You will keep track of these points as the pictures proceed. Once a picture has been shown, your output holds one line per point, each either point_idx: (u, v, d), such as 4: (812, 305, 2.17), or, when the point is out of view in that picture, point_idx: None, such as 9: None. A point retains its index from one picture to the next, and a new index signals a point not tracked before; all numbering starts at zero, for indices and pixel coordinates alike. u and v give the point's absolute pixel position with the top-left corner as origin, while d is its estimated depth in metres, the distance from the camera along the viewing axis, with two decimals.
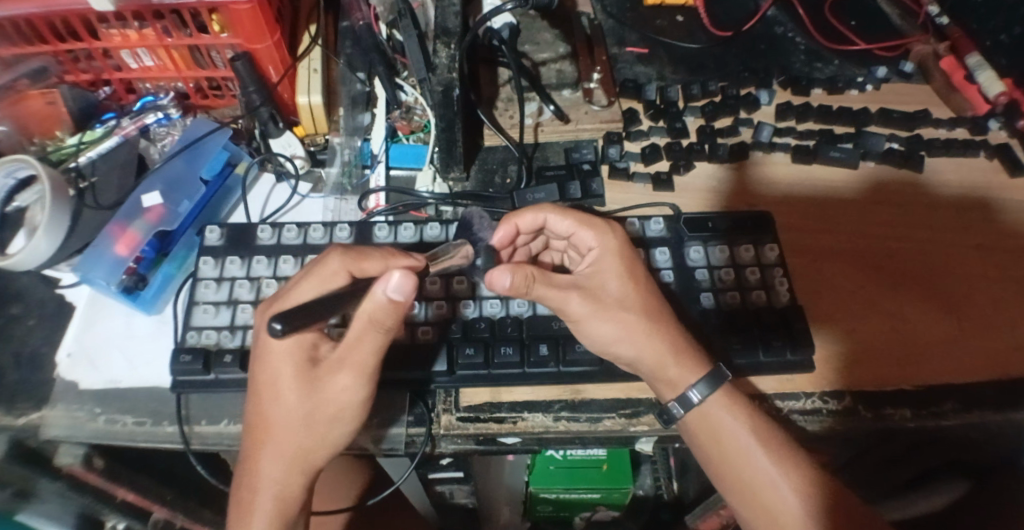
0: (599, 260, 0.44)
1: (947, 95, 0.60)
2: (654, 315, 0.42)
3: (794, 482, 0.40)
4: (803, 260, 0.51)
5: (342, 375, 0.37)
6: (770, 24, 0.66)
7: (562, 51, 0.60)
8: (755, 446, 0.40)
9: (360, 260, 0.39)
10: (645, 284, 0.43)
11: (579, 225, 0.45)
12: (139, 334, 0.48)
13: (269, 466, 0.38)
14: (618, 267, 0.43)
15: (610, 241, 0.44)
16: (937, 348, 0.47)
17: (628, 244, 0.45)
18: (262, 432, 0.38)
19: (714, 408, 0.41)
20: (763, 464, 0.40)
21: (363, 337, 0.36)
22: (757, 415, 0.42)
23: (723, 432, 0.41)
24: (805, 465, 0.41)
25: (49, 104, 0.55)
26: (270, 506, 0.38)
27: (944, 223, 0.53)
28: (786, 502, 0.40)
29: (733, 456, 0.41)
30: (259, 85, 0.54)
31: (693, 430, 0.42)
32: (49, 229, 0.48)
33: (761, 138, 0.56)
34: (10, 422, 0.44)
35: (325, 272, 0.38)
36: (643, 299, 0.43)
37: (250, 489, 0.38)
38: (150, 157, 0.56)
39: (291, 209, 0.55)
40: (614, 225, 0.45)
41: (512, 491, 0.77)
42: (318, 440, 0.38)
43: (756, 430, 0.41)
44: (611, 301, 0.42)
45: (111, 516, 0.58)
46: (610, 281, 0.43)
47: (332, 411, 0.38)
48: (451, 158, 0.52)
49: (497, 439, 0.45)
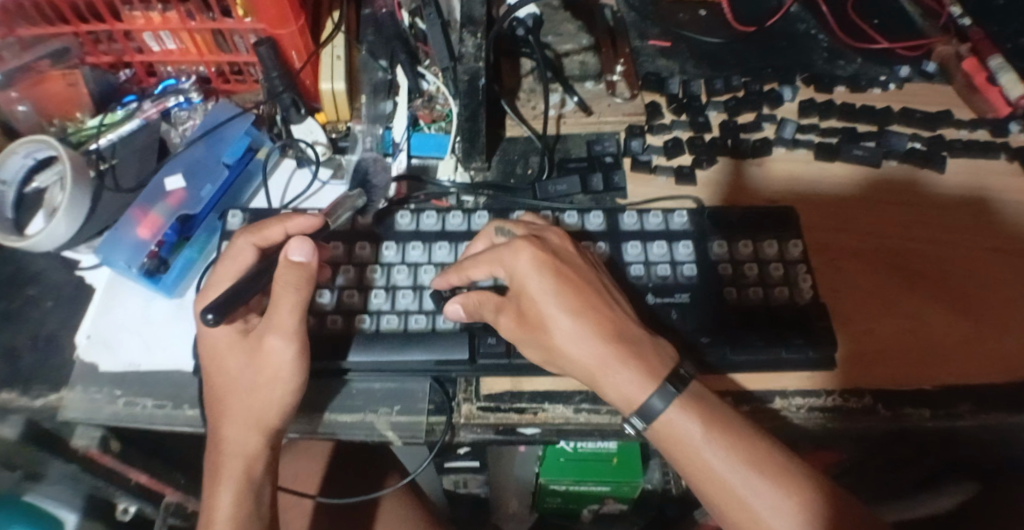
0: (518, 283, 0.40)
1: (968, 97, 0.60)
2: (577, 335, 0.38)
3: (778, 498, 0.35)
4: (823, 258, 0.51)
5: (275, 339, 0.39)
6: (792, 21, 0.65)
7: (585, 42, 0.59)
8: (725, 460, 0.36)
9: (264, 230, 0.42)
10: (569, 300, 0.38)
11: (490, 265, 0.41)
12: (159, 316, 0.48)
13: (229, 438, 0.40)
14: (538, 282, 0.39)
15: (518, 264, 0.40)
16: (954, 350, 0.47)
17: (540, 255, 0.40)
18: (220, 402, 0.40)
19: (676, 423, 0.37)
20: (738, 479, 0.36)
21: (280, 298, 0.39)
22: (725, 423, 0.37)
23: (689, 448, 0.37)
24: (792, 475, 0.36)
25: (70, 85, 0.55)
26: (237, 464, 0.40)
27: (963, 225, 0.53)
28: (771, 522, 0.35)
29: (705, 473, 0.37)
30: (282, 70, 0.53)
31: (662, 445, 0.38)
32: (70, 211, 0.48)
33: (785, 134, 0.56)
34: (28, 403, 0.44)
35: (232, 252, 0.42)
36: (567, 321, 0.38)
37: (215, 451, 0.40)
38: (172, 141, 0.56)
39: (312, 195, 0.55)
40: (521, 246, 0.40)
41: (522, 479, 0.77)
42: (275, 405, 0.40)
43: (726, 439, 0.37)
44: (537, 326, 0.39)
45: (122, 500, 0.57)
46: (532, 302, 0.39)
47: (274, 374, 0.39)
48: (473, 148, 0.52)
49: (517, 431, 0.45)
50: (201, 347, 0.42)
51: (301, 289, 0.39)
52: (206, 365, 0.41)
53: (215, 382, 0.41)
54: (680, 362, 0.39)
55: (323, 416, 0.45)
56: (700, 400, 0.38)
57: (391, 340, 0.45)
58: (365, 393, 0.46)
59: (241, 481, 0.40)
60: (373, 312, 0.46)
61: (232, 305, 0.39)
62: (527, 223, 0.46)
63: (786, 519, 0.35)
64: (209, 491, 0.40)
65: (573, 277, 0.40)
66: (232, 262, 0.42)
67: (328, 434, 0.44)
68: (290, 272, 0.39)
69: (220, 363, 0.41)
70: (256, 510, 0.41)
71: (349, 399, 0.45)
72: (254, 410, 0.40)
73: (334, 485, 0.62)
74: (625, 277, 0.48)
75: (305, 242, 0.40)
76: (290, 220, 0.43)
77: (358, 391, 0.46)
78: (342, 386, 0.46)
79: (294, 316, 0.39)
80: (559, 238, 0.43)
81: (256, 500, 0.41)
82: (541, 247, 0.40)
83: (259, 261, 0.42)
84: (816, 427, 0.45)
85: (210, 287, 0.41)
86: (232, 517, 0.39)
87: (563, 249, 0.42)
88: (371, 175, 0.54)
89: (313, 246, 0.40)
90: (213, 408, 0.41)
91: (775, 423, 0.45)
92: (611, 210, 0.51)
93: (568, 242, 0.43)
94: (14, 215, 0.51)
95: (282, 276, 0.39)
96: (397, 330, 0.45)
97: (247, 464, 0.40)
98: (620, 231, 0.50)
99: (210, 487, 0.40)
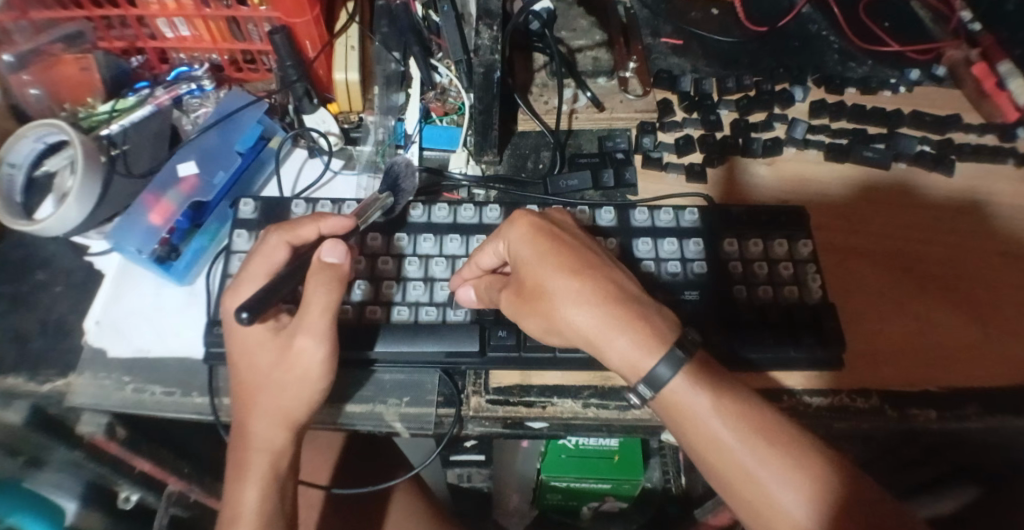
0: (515, 251, 0.40)
1: (978, 103, 0.60)
2: (575, 298, 0.37)
3: (786, 471, 0.35)
4: (835, 259, 0.51)
5: (305, 340, 0.40)
6: (804, 22, 0.65)
7: (598, 39, 0.62)
8: (732, 429, 0.36)
9: (298, 229, 0.43)
10: (566, 262, 0.38)
11: (492, 242, 0.42)
12: (169, 303, 0.48)
13: (257, 433, 0.41)
14: (533, 247, 0.39)
15: (514, 234, 0.40)
16: (962, 351, 0.47)
17: (537, 224, 0.40)
18: (248, 395, 0.41)
19: (682, 391, 0.37)
20: (746, 450, 0.36)
21: (311, 298, 0.39)
22: (731, 394, 0.37)
23: (695, 419, 0.36)
24: (801, 449, 0.36)
25: (82, 70, 0.54)
26: (265, 457, 0.41)
27: (972, 229, 0.53)
28: (780, 495, 0.35)
29: (711, 445, 0.36)
30: (296, 60, 0.53)
31: (666, 416, 0.38)
32: (80, 196, 0.48)
33: (795, 134, 0.56)
34: (36, 389, 0.44)
35: (265, 249, 0.42)
36: (564, 283, 0.38)
37: (243, 446, 0.41)
38: (184, 129, 0.56)
39: (323, 186, 0.55)
40: (518, 214, 0.41)
41: (523, 475, 0.77)
42: (295, 401, 0.41)
43: (733, 410, 0.36)
44: (532, 292, 0.39)
45: (124, 487, 0.57)
46: (528, 269, 0.39)
47: (304, 373, 0.40)
48: (485, 142, 0.52)
49: (524, 424, 0.45)
50: (232, 341, 0.42)
51: (332, 290, 0.40)
52: (234, 356, 0.42)
53: (245, 377, 0.42)
54: (685, 328, 0.38)
55: (345, 407, 0.45)
56: (706, 369, 0.38)
57: (403, 332, 0.45)
58: (374, 384, 0.46)
59: (269, 471, 0.42)
60: (384, 303, 0.46)
61: (267, 303, 0.38)
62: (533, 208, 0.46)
63: (794, 491, 0.35)
64: (235, 483, 0.41)
65: (569, 243, 0.40)
66: (264, 258, 0.41)
67: (347, 426, 0.44)
68: (322, 272, 0.40)
69: (247, 356, 0.41)
70: (279, 508, 0.42)
71: (361, 389, 0.45)
72: (279, 404, 0.41)
73: (346, 476, 0.63)
74: (636, 274, 0.48)
75: (338, 244, 0.41)
76: (324, 220, 0.44)
77: (371, 381, 0.46)
78: (349, 376, 0.46)
79: (325, 318, 0.40)
80: (560, 215, 0.43)
81: (279, 496, 0.42)
82: (539, 217, 0.41)
83: (291, 259, 0.42)
84: (822, 426, 0.45)
85: (243, 281, 0.41)
86: (257, 515, 0.41)
87: (563, 222, 0.42)
88: (402, 180, 0.50)
89: (345, 248, 0.41)
90: (241, 399, 0.42)
91: None
92: (622, 206, 0.51)
93: (569, 218, 0.43)
94: (23, 199, 0.51)
95: (314, 276, 0.40)
96: (407, 321, 0.46)
97: (273, 459, 0.42)
98: (631, 227, 0.50)
99: (235, 482, 0.41)
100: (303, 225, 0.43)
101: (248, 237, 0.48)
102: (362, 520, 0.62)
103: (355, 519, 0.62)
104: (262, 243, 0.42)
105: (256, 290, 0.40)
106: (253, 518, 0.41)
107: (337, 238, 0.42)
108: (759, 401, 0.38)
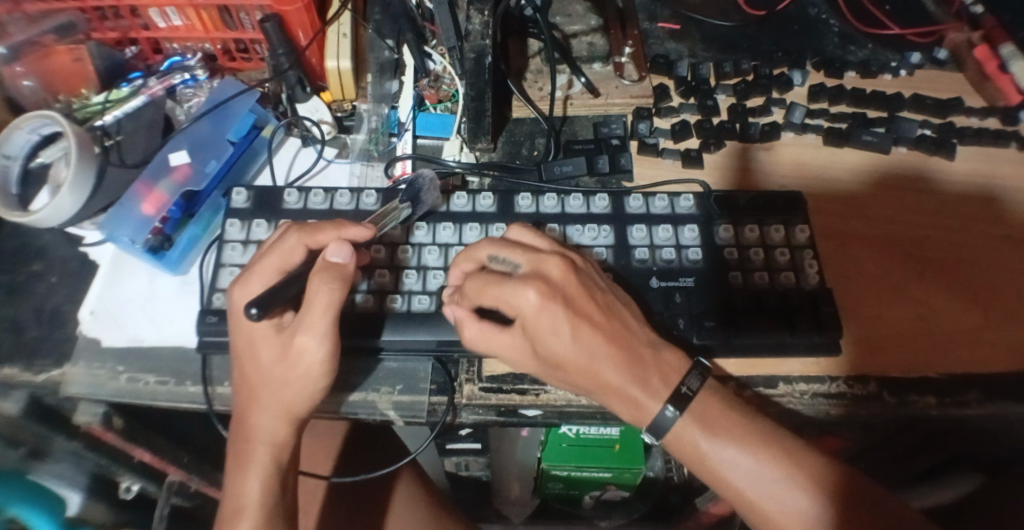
0: (532, 327, 0.38)
1: (979, 85, 0.59)
2: (600, 369, 0.38)
3: (790, 492, 0.37)
4: (832, 244, 0.51)
5: (306, 339, 0.39)
6: (803, 5, 0.65)
7: (593, 24, 0.61)
8: (735, 457, 0.38)
9: (319, 234, 0.42)
10: (585, 336, 0.38)
11: (496, 300, 0.39)
12: (163, 292, 0.49)
13: (258, 425, 0.41)
14: (550, 325, 0.38)
15: (528, 307, 0.38)
16: (962, 340, 0.47)
17: (550, 300, 0.38)
18: (250, 392, 0.41)
19: (687, 429, 0.39)
20: (748, 481, 0.38)
21: (314, 298, 0.39)
22: (733, 422, 0.39)
23: (698, 450, 0.39)
24: (800, 465, 0.38)
25: (76, 60, 0.55)
26: (266, 450, 0.42)
27: (972, 215, 0.52)
28: (790, 512, 0.37)
29: (718, 479, 0.39)
30: (288, 48, 0.53)
31: (675, 450, 0.40)
32: (74, 188, 0.47)
33: (794, 119, 0.56)
34: (31, 378, 0.44)
35: (284, 247, 0.42)
36: (583, 361, 0.38)
37: (244, 439, 0.41)
38: (177, 118, 0.56)
39: (316, 175, 0.55)
40: (526, 286, 0.38)
41: (524, 465, 0.76)
42: (299, 398, 0.41)
43: (735, 442, 0.38)
44: (556, 364, 0.39)
45: (125, 478, 0.57)
46: (547, 346, 0.38)
47: (306, 371, 0.40)
48: (479, 128, 0.51)
49: (518, 412, 0.45)
50: (237, 334, 0.42)
51: (334, 289, 0.39)
52: (238, 351, 0.42)
53: (247, 370, 0.41)
54: (684, 377, 0.39)
55: (348, 395, 0.45)
56: (707, 408, 0.39)
57: (399, 323, 0.45)
58: (372, 370, 0.46)
59: (270, 462, 0.42)
60: (378, 292, 0.46)
61: (275, 303, 0.39)
62: (523, 244, 0.42)
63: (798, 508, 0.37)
64: (236, 472, 0.42)
65: (583, 313, 0.39)
66: (280, 256, 0.41)
67: (349, 415, 0.44)
68: (326, 271, 0.40)
69: (249, 351, 0.41)
70: (280, 501, 0.43)
71: (361, 377, 0.45)
72: (283, 401, 0.41)
73: (347, 465, 0.62)
74: (629, 261, 0.47)
75: (344, 245, 0.41)
76: (346, 227, 0.43)
77: (364, 371, 0.45)
78: (347, 366, 0.46)
79: (327, 318, 0.39)
80: (563, 270, 0.40)
81: (281, 488, 0.43)
82: (545, 288, 0.38)
83: (308, 261, 0.42)
84: (819, 412, 0.44)
85: (252, 275, 0.41)
86: (259, 506, 0.41)
87: (568, 283, 0.39)
88: (423, 192, 0.49)
89: (352, 249, 0.41)
90: (243, 393, 0.42)
91: (780, 412, 0.45)
92: (617, 193, 0.50)
93: (569, 269, 0.40)
94: (19, 191, 0.51)
95: (318, 274, 0.39)
96: (399, 310, 0.45)
97: (274, 452, 0.42)
98: (626, 214, 0.49)
99: (237, 474, 0.42)
100: (325, 229, 0.43)
101: (242, 225, 0.48)
102: (361, 510, 0.62)
103: (354, 507, 0.62)
104: (280, 240, 0.42)
105: (267, 286, 0.41)
106: (256, 508, 0.41)
107: (343, 239, 0.42)
108: (759, 420, 0.40)
